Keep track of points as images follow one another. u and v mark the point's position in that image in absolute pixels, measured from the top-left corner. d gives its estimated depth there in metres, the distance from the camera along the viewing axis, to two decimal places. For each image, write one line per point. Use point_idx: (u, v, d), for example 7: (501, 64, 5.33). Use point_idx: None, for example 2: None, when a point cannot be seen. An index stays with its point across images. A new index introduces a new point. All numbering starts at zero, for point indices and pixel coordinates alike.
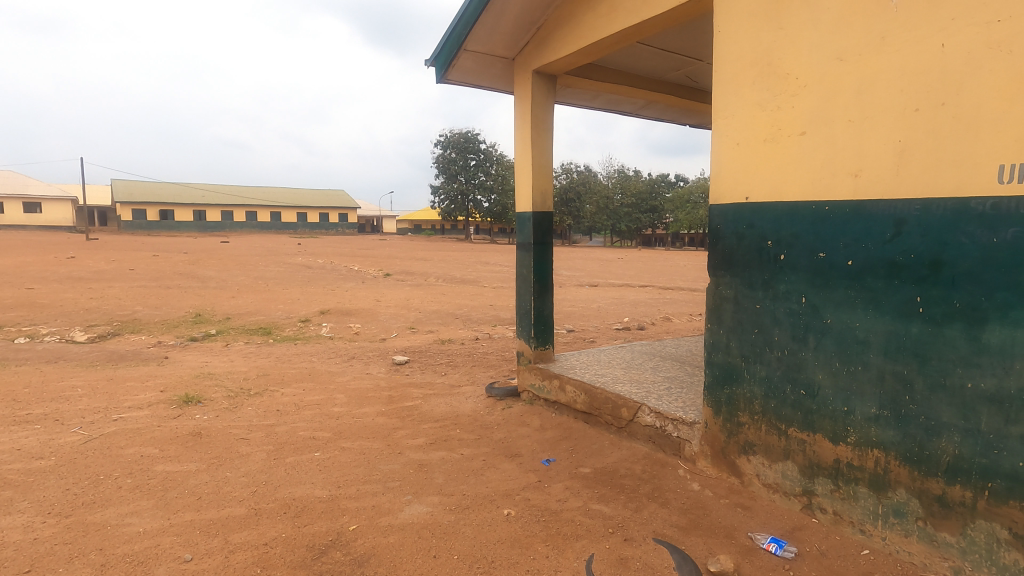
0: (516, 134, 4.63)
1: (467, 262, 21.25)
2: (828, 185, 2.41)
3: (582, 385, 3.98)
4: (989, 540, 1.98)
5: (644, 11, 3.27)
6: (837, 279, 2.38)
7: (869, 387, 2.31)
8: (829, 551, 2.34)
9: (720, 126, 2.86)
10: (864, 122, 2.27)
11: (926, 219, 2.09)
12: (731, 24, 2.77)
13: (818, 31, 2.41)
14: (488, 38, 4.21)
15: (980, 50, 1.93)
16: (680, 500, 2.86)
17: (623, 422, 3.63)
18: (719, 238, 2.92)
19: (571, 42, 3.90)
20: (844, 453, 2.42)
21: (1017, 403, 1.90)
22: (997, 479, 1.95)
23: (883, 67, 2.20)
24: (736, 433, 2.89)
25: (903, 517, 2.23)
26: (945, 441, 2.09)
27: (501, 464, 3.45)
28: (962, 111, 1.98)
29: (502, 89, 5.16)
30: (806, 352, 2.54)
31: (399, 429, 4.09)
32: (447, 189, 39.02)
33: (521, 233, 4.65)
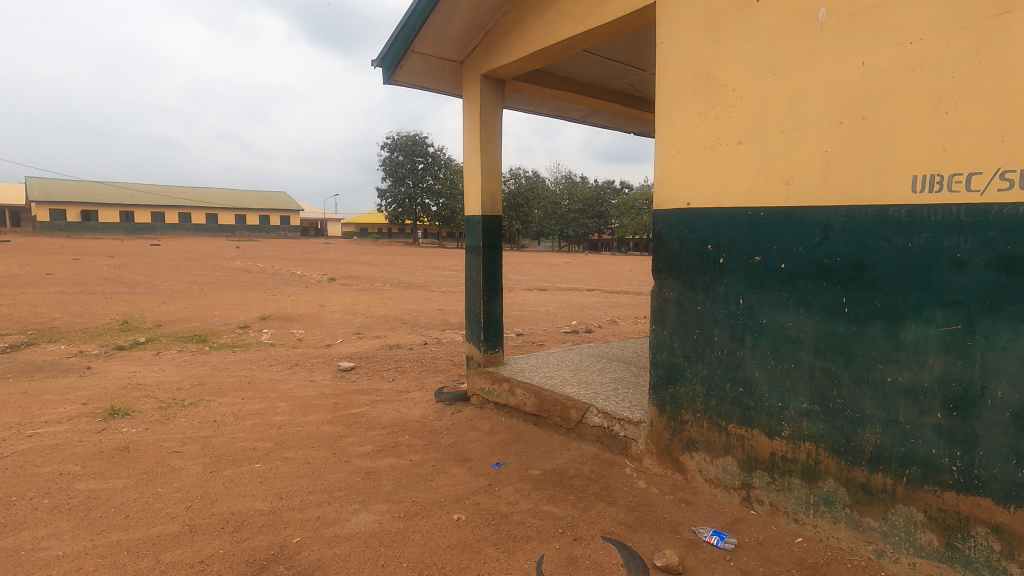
0: (465, 138, 4.63)
1: (415, 266, 20.99)
2: (762, 191, 2.54)
3: (531, 387, 4.01)
4: (907, 523, 2.14)
5: (591, 20, 3.34)
6: (772, 281, 2.51)
7: (801, 383, 2.44)
8: (766, 541, 2.46)
9: (663, 135, 2.96)
10: (795, 133, 2.41)
11: (850, 225, 2.23)
12: (673, 36, 2.88)
13: (753, 45, 2.54)
14: (436, 41, 4.18)
15: (897, 68, 2.09)
16: (627, 497, 2.93)
17: (572, 424, 3.67)
18: (662, 242, 3.01)
19: (520, 47, 3.94)
20: (779, 446, 2.54)
21: (931, 396, 2.06)
22: (914, 466, 2.11)
23: (811, 81, 2.35)
24: (679, 430, 2.98)
25: (832, 505, 2.36)
26: (868, 432, 2.23)
27: (451, 469, 3.42)
28: (881, 124, 2.14)
29: (450, 92, 5.14)
30: (744, 351, 2.65)
31: (345, 437, 3.99)
32: (394, 193, 38.42)
33: (470, 236, 4.65)
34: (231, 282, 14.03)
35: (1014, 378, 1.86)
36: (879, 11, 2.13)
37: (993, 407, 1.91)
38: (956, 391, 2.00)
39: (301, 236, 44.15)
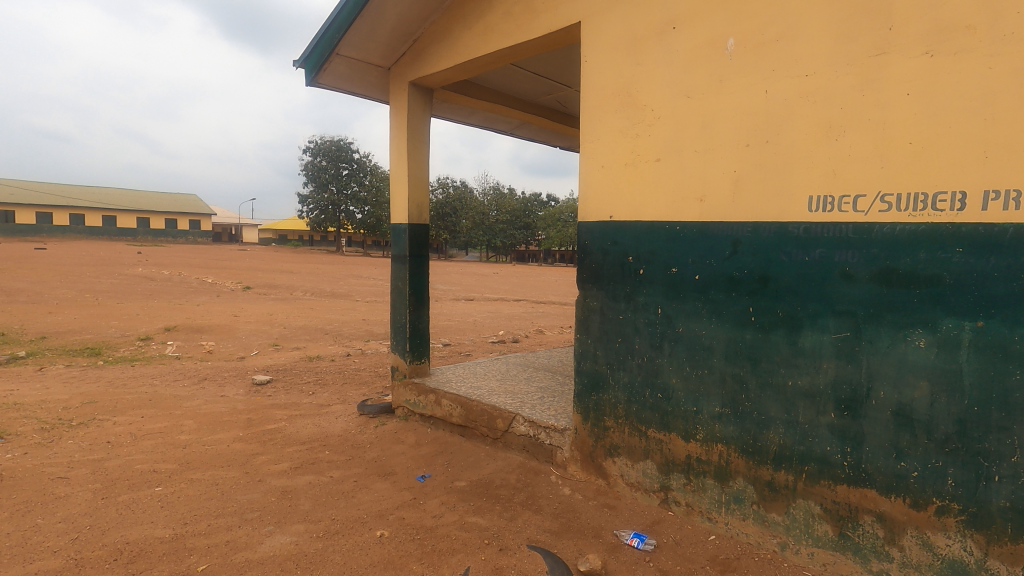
0: (391, 145, 4.55)
1: (338, 276, 20.29)
2: (678, 207, 2.68)
3: (458, 398, 3.97)
4: (806, 516, 2.31)
5: (519, 35, 3.41)
6: (688, 291, 2.65)
7: (713, 388, 2.59)
8: (682, 541, 2.57)
9: (587, 150, 3.07)
10: (707, 152, 2.57)
11: (756, 240, 2.40)
12: (597, 55, 2.99)
13: (670, 69, 2.69)
14: (363, 45, 4.09)
15: (795, 97, 2.29)
16: (552, 505, 2.97)
17: (498, 433, 3.67)
18: (586, 253, 3.10)
19: (449, 58, 3.94)
20: (694, 449, 2.67)
21: (825, 397, 2.24)
22: (812, 463, 2.28)
23: (721, 105, 2.52)
24: (602, 437, 3.07)
25: (741, 502, 2.51)
26: (772, 433, 2.40)
27: (374, 484, 3.31)
28: (781, 148, 2.33)
29: (377, 98, 5.04)
30: (662, 358, 2.78)
31: (259, 454, 3.76)
32: (316, 199, 37.05)
33: (396, 245, 4.56)
34: (130, 290, 12.91)
35: (894, 380, 2.07)
36: (780, 44, 2.32)
37: (877, 406, 2.12)
38: (846, 393, 2.19)
39: (213, 242, 41.50)
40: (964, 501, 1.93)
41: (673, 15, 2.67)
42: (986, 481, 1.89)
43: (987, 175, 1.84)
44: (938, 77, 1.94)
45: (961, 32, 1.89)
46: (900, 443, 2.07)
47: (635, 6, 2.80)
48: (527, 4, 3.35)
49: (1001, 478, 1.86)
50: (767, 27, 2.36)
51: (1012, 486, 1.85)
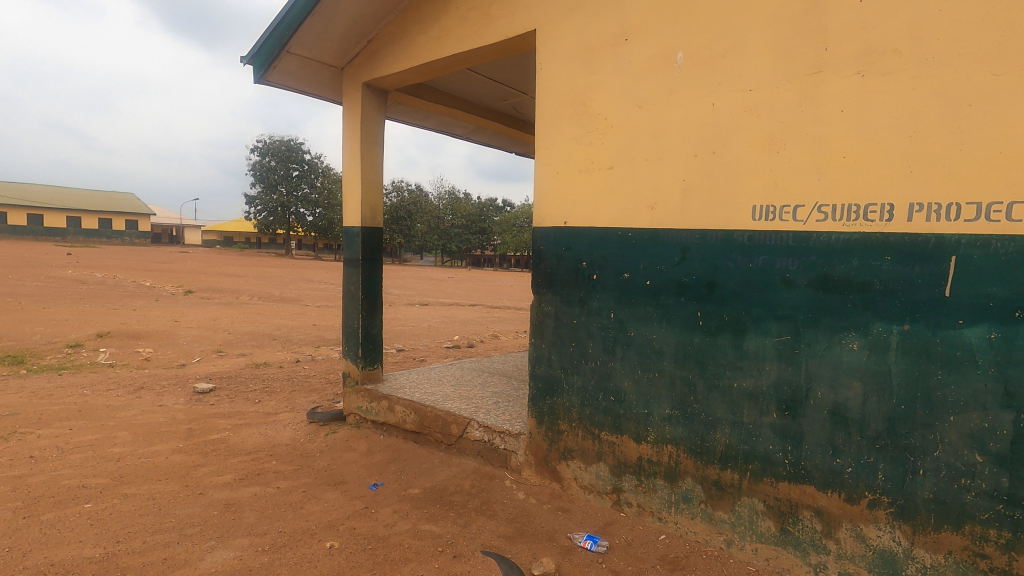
0: (344, 146, 4.46)
1: (287, 279, 19.67)
2: (630, 214, 2.75)
3: (412, 404, 3.91)
4: (750, 513, 2.40)
5: (474, 40, 3.41)
6: (639, 296, 2.72)
7: (664, 391, 2.65)
8: (634, 541, 2.61)
9: (542, 156, 3.10)
10: (657, 161, 2.64)
11: (703, 247, 2.49)
12: (552, 63, 3.03)
13: (623, 79, 2.76)
14: (315, 44, 4.00)
15: (739, 111, 2.39)
16: (506, 510, 2.96)
17: (453, 439, 3.64)
18: (541, 258, 3.13)
19: (403, 60, 3.90)
20: (645, 450, 2.73)
21: (768, 398, 2.34)
22: (756, 462, 2.37)
23: (671, 116, 2.59)
24: (556, 440, 3.09)
25: (690, 502, 2.58)
26: (719, 433, 2.48)
27: (324, 494, 3.22)
28: (727, 159, 2.42)
29: (329, 98, 4.94)
30: (615, 362, 2.83)
31: (201, 466, 3.59)
32: (264, 200, 35.84)
33: (349, 248, 4.47)
34: (57, 294, 12.09)
35: (830, 380, 2.18)
36: (726, 59, 2.42)
37: (815, 406, 2.22)
38: (787, 393, 2.29)
39: (152, 244, 39.46)
40: (893, 495, 2.06)
41: (626, 27, 2.74)
42: (913, 475, 2.01)
43: (912, 189, 1.98)
44: (870, 95, 2.07)
45: (888, 55, 2.03)
46: (836, 441, 2.18)
47: (589, 16, 2.86)
48: (482, 9, 3.36)
49: (925, 472, 1.99)
50: (714, 43, 2.45)
51: (935, 479, 1.97)
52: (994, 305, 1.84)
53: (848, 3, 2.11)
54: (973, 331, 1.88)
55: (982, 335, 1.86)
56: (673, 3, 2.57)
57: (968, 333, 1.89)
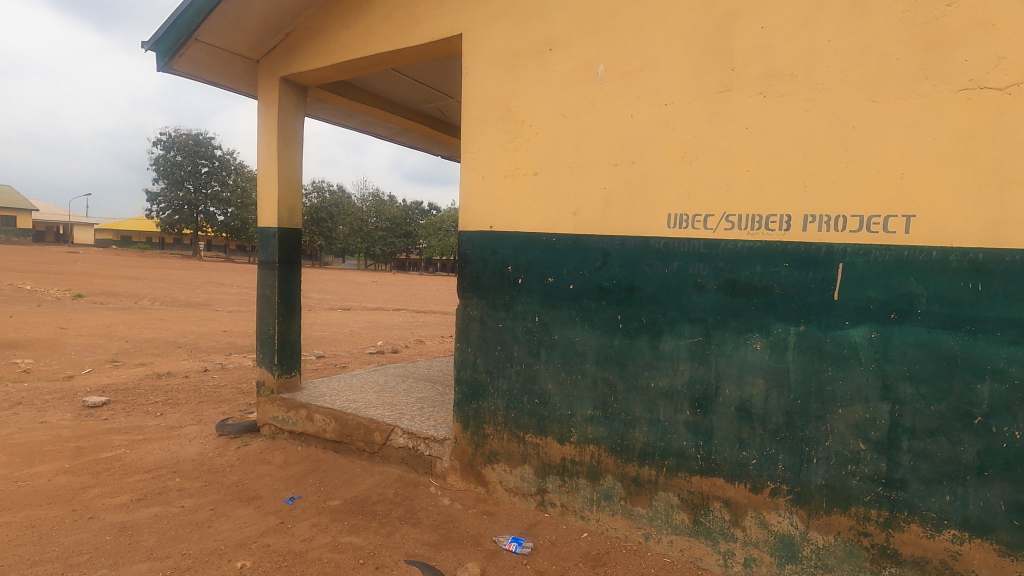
0: (260, 143, 4.24)
1: (194, 283, 18.33)
2: (554, 219, 2.81)
3: (332, 412, 3.76)
4: (667, 507, 2.51)
5: (399, 40, 3.36)
6: (562, 300, 2.78)
7: (586, 392, 2.73)
8: (557, 541, 2.66)
9: (468, 160, 3.10)
10: (580, 169, 2.72)
11: (624, 252, 2.59)
12: (478, 68, 3.04)
13: (547, 87, 2.82)
14: (228, 34, 3.77)
15: (655, 124, 2.51)
16: (431, 517, 2.92)
17: (375, 447, 3.53)
18: (466, 262, 3.12)
19: (325, 56, 3.77)
20: (569, 450, 2.79)
21: (681, 396, 2.47)
22: (671, 457, 2.49)
23: (592, 125, 2.68)
24: (481, 444, 3.09)
25: (611, 499, 2.67)
26: (638, 431, 2.58)
27: (234, 511, 3.02)
28: (644, 169, 2.54)
29: (243, 91, 4.67)
30: (539, 365, 2.87)
31: (91, 488, 3.26)
32: (169, 197, 33.27)
33: (264, 250, 4.24)
34: None
35: (736, 378, 2.34)
36: (643, 74, 2.54)
37: (723, 403, 2.37)
38: (699, 391, 2.43)
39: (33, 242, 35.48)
40: (791, 482, 2.23)
41: (550, 37, 2.80)
42: (808, 464, 2.19)
43: (806, 201, 2.17)
44: (770, 114, 2.24)
45: (786, 79, 2.21)
46: (742, 435, 2.33)
47: (514, 24, 2.90)
48: (408, 10, 3.31)
49: (818, 460, 2.18)
50: (632, 57, 2.57)
51: (826, 466, 2.16)
52: (874, 306, 2.05)
53: (751, 29, 2.29)
54: (857, 330, 2.08)
55: (865, 334, 2.07)
56: (594, 18, 2.67)
57: (852, 333, 2.09)
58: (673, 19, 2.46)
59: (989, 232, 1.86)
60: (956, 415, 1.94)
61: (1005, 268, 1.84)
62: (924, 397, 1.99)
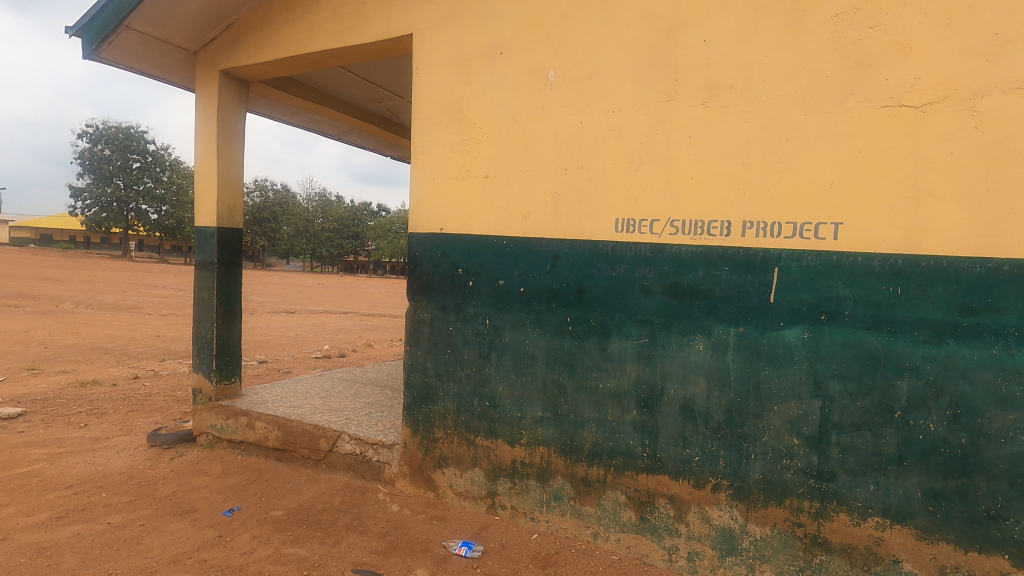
0: (197, 138, 4.04)
1: (123, 284, 17.25)
2: (503, 222, 2.82)
3: (274, 419, 3.63)
4: (615, 505, 2.56)
5: (347, 37, 3.29)
6: (512, 302, 2.79)
7: (535, 394, 2.75)
8: (507, 543, 2.66)
9: (418, 161, 3.07)
10: (530, 173, 2.75)
11: (573, 256, 2.63)
12: (428, 69, 3.02)
13: (498, 91, 2.83)
14: (162, 23, 3.58)
15: (604, 130, 2.57)
16: (379, 524, 2.86)
17: (321, 455, 3.43)
18: (416, 264, 3.09)
19: (268, 50, 3.64)
20: (519, 452, 2.80)
21: (628, 396, 2.52)
22: (619, 456, 2.55)
23: (542, 130, 2.71)
24: (431, 448, 3.06)
25: (560, 499, 2.70)
26: (587, 432, 2.62)
27: (168, 526, 2.86)
28: (593, 174, 2.59)
29: (179, 83, 4.44)
30: (489, 367, 2.87)
31: (4, 507, 3.01)
32: (96, 194, 31.21)
33: (201, 251, 4.05)
34: None
35: (680, 378, 2.41)
36: (592, 81, 2.59)
37: (668, 402, 2.44)
38: (645, 391, 2.49)
39: None
40: (730, 478, 2.32)
41: (500, 41, 2.81)
42: (746, 459, 2.29)
43: (744, 208, 2.27)
44: (711, 124, 2.34)
45: (725, 91, 2.31)
46: (685, 434, 2.41)
47: (465, 27, 2.90)
48: (356, 6, 3.25)
49: (756, 456, 2.28)
50: (581, 64, 2.61)
51: (763, 461, 2.26)
52: (806, 308, 2.17)
53: (694, 42, 2.37)
54: (791, 331, 2.20)
55: (798, 335, 2.19)
56: (544, 24, 2.70)
57: (787, 333, 2.21)
58: (621, 29, 2.52)
59: (907, 239, 2.01)
60: (879, 410, 2.08)
61: (920, 273, 1.99)
62: (851, 394, 2.12)
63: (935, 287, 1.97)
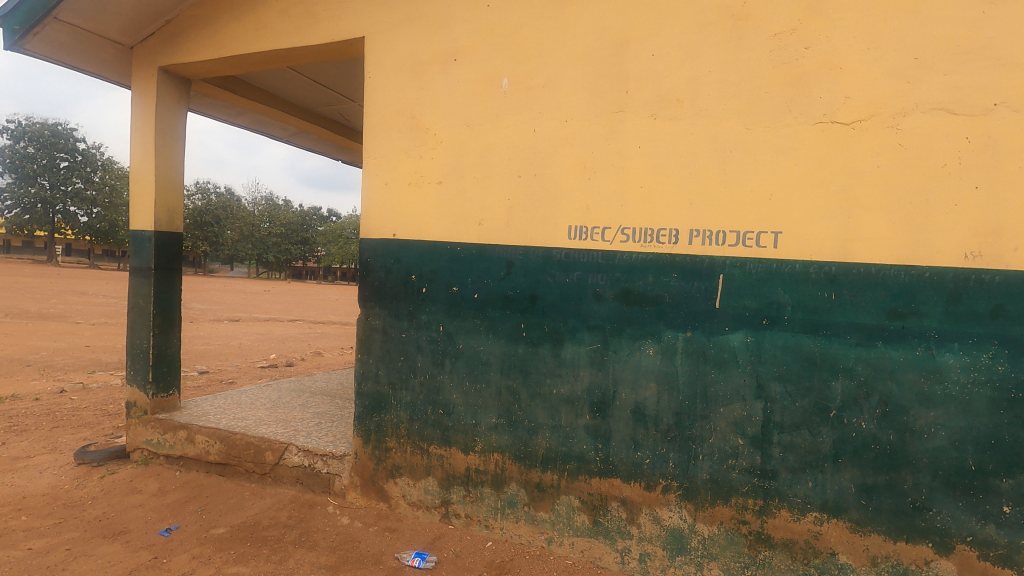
0: (133, 137, 3.84)
1: (48, 292, 16.10)
2: (457, 229, 2.81)
3: (217, 432, 3.47)
4: (568, 510, 2.58)
5: (296, 38, 3.21)
6: (466, 309, 2.78)
7: (490, 400, 2.74)
8: (461, 552, 2.64)
9: (370, 166, 3.02)
10: (484, 180, 2.75)
11: (527, 262, 2.65)
12: (381, 73, 2.98)
13: (452, 97, 2.82)
14: (95, 16, 3.39)
15: (557, 139, 2.60)
16: (328, 538, 2.77)
17: (267, 468, 3.30)
18: (368, 271, 3.03)
19: (211, 48, 3.50)
20: (472, 460, 2.78)
21: (582, 401, 2.56)
22: (572, 461, 2.57)
23: (496, 137, 2.73)
24: (383, 458, 3.00)
25: (514, 506, 2.69)
26: (541, 437, 2.63)
27: (97, 549, 2.68)
28: (546, 182, 2.62)
29: (113, 79, 4.21)
30: (443, 375, 2.85)
31: None
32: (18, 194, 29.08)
33: (137, 256, 3.83)
34: None
35: (632, 382, 2.47)
36: (545, 90, 2.62)
37: (620, 406, 2.49)
38: (598, 396, 2.53)
39: None
40: (680, 479, 2.38)
41: (455, 48, 2.81)
42: (695, 460, 2.36)
43: (691, 217, 2.35)
44: (660, 136, 2.41)
45: (673, 103, 2.39)
46: (637, 437, 2.46)
47: (419, 32, 2.88)
48: (306, 7, 3.18)
49: (703, 456, 2.35)
50: (535, 73, 2.64)
51: (710, 461, 2.34)
52: (749, 313, 2.26)
53: (643, 55, 2.45)
54: (735, 335, 2.29)
55: (741, 339, 2.28)
56: (498, 32, 2.72)
57: (732, 338, 2.29)
58: (573, 40, 2.57)
59: (841, 248, 2.13)
60: (816, 410, 2.19)
61: (853, 279, 2.11)
62: (791, 395, 2.22)
63: (865, 293, 2.10)
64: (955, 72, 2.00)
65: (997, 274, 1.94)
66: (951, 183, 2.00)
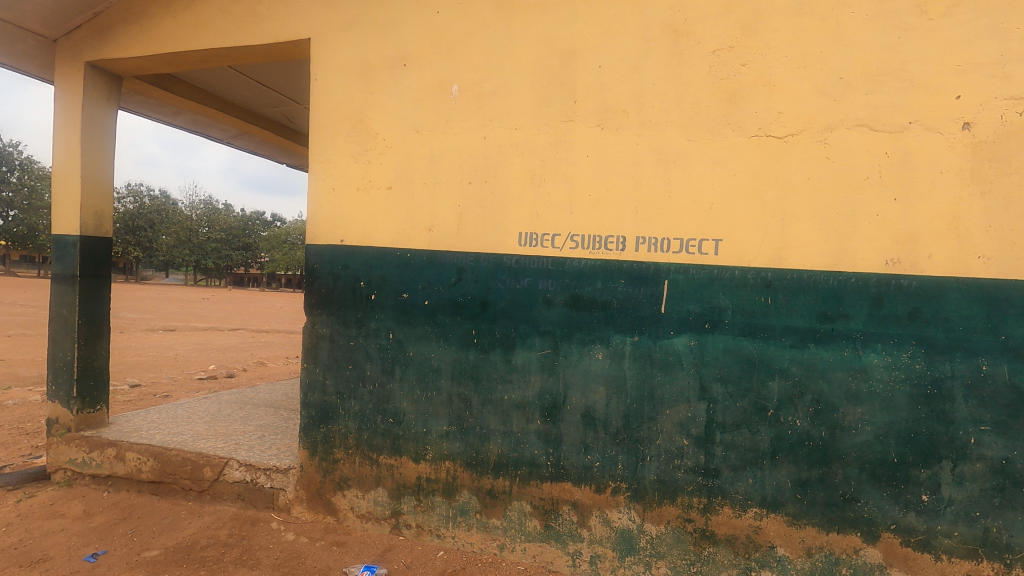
0: (55, 136, 3.59)
1: None
2: (407, 235, 2.78)
3: (150, 448, 3.27)
4: (520, 516, 2.59)
5: (237, 38, 3.10)
6: (417, 316, 2.75)
7: (441, 408, 2.72)
8: (412, 563, 2.59)
9: (316, 170, 2.95)
10: (435, 185, 2.74)
11: (477, 268, 2.65)
12: (327, 76, 2.92)
13: (401, 102, 2.80)
14: (13, 4, 3.16)
15: (506, 146, 2.63)
16: (272, 556, 2.67)
17: (205, 485, 3.14)
18: (315, 278, 2.95)
19: (144, 44, 3.34)
20: (423, 469, 2.75)
21: (532, 406, 2.57)
22: (524, 466, 2.58)
23: (446, 144, 2.72)
24: (331, 470, 2.92)
25: (466, 513, 2.68)
26: (492, 443, 2.63)
27: None
28: (496, 188, 2.63)
29: (33, 72, 3.93)
30: (393, 383, 2.80)
31: None
32: None
33: (60, 261, 3.58)
34: None
35: (581, 387, 2.51)
36: (495, 98, 2.64)
37: (570, 410, 2.52)
38: (548, 401, 2.55)
39: None
40: (628, 480, 2.44)
41: (404, 53, 2.79)
42: (642, 461, 2.42)
43: (637, 225, 2.42)
44: (607, 145, 2.47)
45: (618, 114, 2.46)
46: (587, 440, 2.50)
47: (367, 36, 2.85)
48: (248, 6, 3.08)
49: (651, 457, 2.41)
50: (485, 80, 2.66)
51: (657, 462, 2.40)
52: (692, 317, 2.35)
53: (591, 67, 2.51)
54: (679, 339, 2.37)
55: (685, 342, 2.36)
56: (448, 39, 2.72)
57: (676, 341, 2.37)
58: (522, 49, 2.60)
59: (775, 255, 2.24)
60: (755, 410, 2.29)
61: (786, 284, 2.23)
62: (731, 395, 2.31)
63: (798, 297, 2.22)
64: (875, 92, 2.16)
65: (913, 279, 2.10)
66: (873, 195, 2.15)
